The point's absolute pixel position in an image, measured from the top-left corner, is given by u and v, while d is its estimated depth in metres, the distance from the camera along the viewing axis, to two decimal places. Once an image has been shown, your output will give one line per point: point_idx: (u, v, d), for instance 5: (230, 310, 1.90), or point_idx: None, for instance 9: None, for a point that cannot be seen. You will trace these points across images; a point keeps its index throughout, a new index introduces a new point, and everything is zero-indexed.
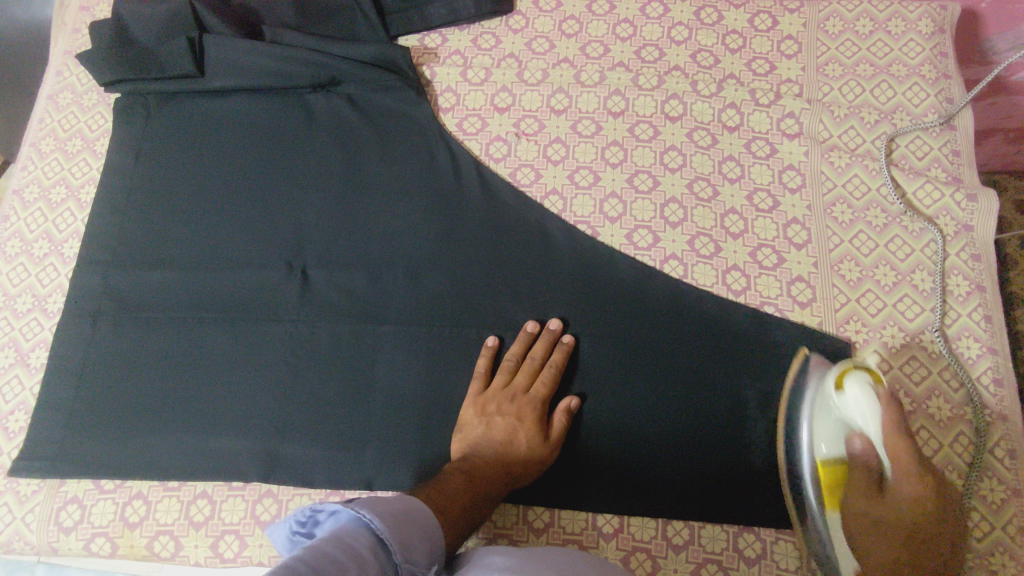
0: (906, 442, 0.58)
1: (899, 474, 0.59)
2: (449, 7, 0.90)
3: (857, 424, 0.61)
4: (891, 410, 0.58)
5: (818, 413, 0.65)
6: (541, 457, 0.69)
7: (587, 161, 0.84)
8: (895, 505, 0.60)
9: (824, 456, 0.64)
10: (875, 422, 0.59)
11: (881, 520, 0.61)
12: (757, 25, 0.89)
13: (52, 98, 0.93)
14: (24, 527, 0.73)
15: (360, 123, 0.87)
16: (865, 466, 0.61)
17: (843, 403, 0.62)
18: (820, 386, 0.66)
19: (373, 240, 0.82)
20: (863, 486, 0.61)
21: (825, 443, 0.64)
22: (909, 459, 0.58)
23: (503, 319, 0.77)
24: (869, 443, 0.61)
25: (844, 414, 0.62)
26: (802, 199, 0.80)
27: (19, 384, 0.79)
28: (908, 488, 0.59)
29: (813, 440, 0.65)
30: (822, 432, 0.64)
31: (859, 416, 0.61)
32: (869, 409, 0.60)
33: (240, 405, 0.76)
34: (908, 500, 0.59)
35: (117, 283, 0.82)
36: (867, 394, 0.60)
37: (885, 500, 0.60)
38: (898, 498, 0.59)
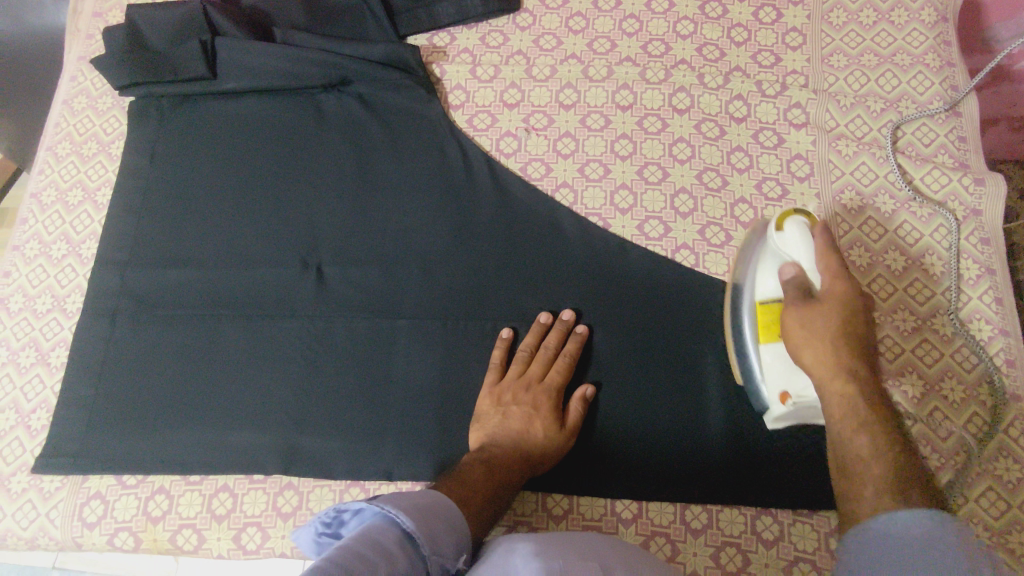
0: (835, 257, 0.59)
1: (831, 281, 0.59)
2: (457, 6, 0.91)
3: (791, 258, 0.62)
4: (822, 237, 0.60)
5: (762, 262, 0.66)
6: (559, 445, 0.70)
7: (597, 154, 0.85)
8: (831, 307, 0.57)
9: (764, 294, 0.65)
10: (811, 254, 0.60)
11: (825, 315, 0.57)
12: (761, 18, 0.90)
13: (67, 103, 0.95)
14: (48, 523, 0.74)
15: (372, 121, 0.88)
16: (795, 281, 0.60)
17: (781, 240, 0.63)
18: (764, 241, 0.67)
19: (388, 234, 0.83)
20: (795, 297, 0.59)
21: (766, 284, 0.65)
22: (836, 270, 0.59)
23: (518, 310, 0.78)
24: (802, 271, 0.60)
25: (779, 249, 0.63)
26: (811, 188, 0.81)
27: (41, 383, 0.80)
28: (833, 279, 0.59)
29: (753, 286, 0.67)
30: (765, 271, 0.65)
31: (794, 248, 0.62)
32: (801, 240, 0.61)
33: (259, 399, 0.77)
34: (840, 291, 0.58)
35: (134, 282, 0.83)
36: (801, 232, 0.61)
37: (820, 304, 0.58)
38: (827, 297, 0.58)
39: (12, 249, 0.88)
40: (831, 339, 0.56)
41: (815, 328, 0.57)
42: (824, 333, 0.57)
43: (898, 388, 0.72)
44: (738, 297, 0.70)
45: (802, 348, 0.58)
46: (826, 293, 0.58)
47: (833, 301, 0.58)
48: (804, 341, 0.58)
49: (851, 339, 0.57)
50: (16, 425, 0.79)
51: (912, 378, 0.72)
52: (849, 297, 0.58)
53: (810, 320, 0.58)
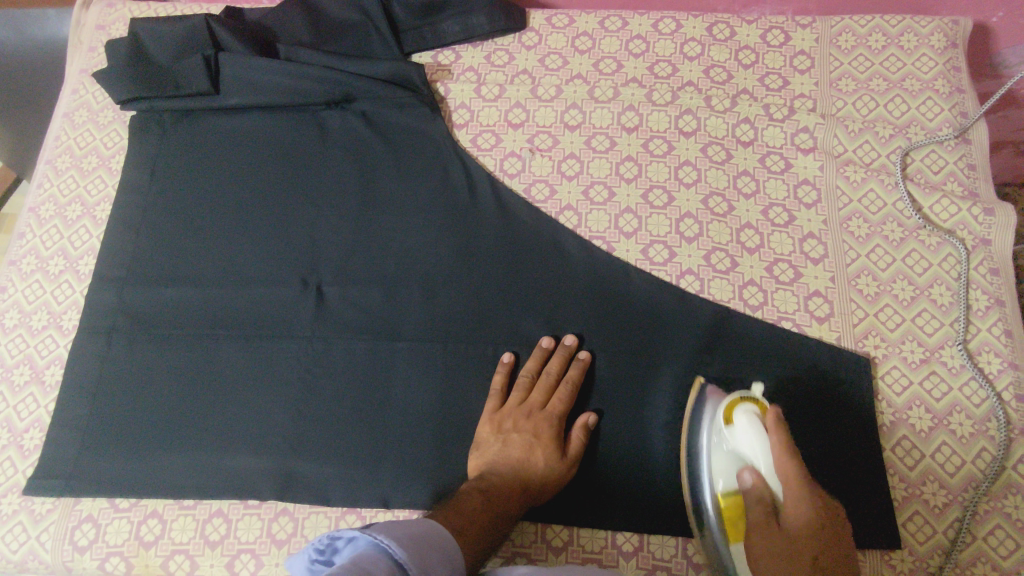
0: (789, 455, 0.57)
1: (788, 492, 0.56)
2: (462, 24, 0.90)
3: (749, 456, 0.62)
4: (772, 426, 0.58)
5: (712, 452, 0.66)
6: (559, 474, 0.69)
7: (602, 177, 0.84)
8: (795, 527, 0.54)
9: (721, 490, 0.64)
10: (764, 450, 0.60)
11: (787, 542, 0.54)
12: (769, 41, 0.89)
13: (68, 116, 0.94)
14: (38, 547, 0.73)
15: (374, 140, 0.87)
16: (760, 497, 0.58)
17: (732, 432, 0.63)
18: (714, 411, 0.67)
19: (389, 255, 0.82)
20: (761, 517, 0.57)
21: (722, 477, 0.64)
22: (795, 479, 0.56)
23: (520, 335, 0.77)
24: (760, 477, 0.59)
25: (734, 446, 0.63)
26: (818, 214, 0.80)
27: (35, 401, 0.79)
28: (791, 484, 0.56)
29: (710, 474, 0.66)
30: (718, 469, 0.65)
31: (749, 446, 0.61)
32: (753, 431, 0.61)
33: (255, 422, 0.75)
34: (803, 515, 0.54)
35: (131, 300, 0.82)
36: (751, 424, 0.61)
37: (785, 531, 0.55)
38: (794, 524, 0.54)
39: (8, 264, 0.87)
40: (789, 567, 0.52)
41: (775, 557, 0.54)
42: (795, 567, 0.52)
43: (904, 422, 0.71)
44: (697, 487, 0.67)
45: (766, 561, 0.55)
46: (786, 508, 0.56)
47: (799, 521, 0.54)
48: (766, 559, 0.55)
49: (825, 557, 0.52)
50: (8, 444, 0.78)
51: (919, 412, 0.71)
52: (813, 521, 0.54)
53: (773, 556, 0.54)
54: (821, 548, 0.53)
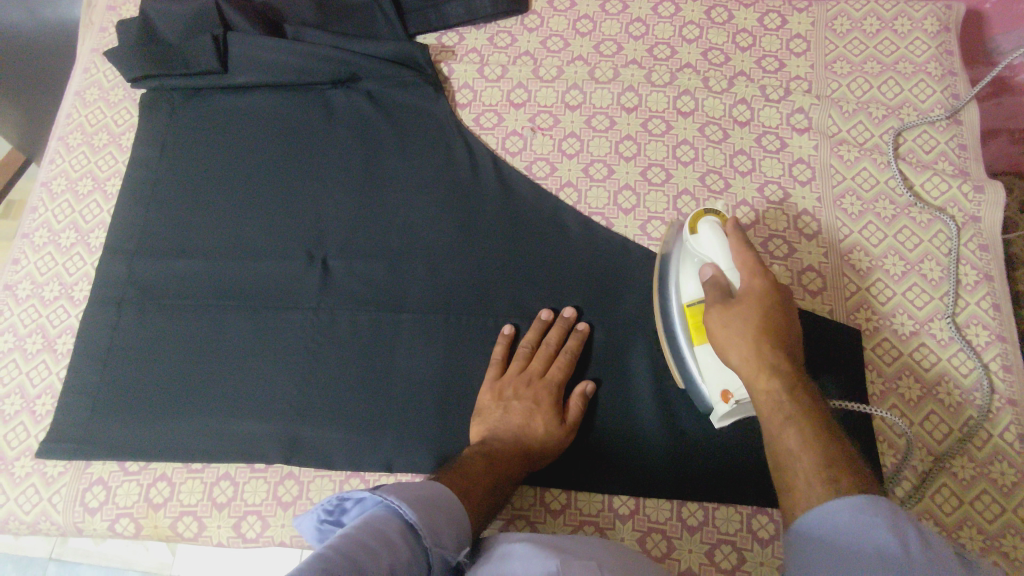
0: (749, 250, 0.61)
1: (749, 278, 0.59)
2: (466, 6, 0.92)
3: (707, 260, 0.64)
4: (735, 234, 0.63)
5: (681, 266, 0.68)
6: (558, 440, 0.71)
7: (601, 155, 0.86)
8: (748, 304, 0.58)
9: (688, 298, 0.67)
10: (723, 245, 0.62)
11: (742, 316, 0.57)
12: (767, 24, 0.91)
13: (79, 94, 0.96)
14: (51, 508, 0.75)
15: (379, 118, 0.89)
16: (718, 284, 0.61)
17: (695, 242, 0.65)
18: (682, 242, 0.69)
19: (393, 229, 0.84)
20: (716, 298, 0.60)
21: (689, 287, 0.67)
22: (751, 271, 0.59)
23: (520, 307, 0.79)
24: (719, 271, 0.62)
25: (697, 253, 0.65)
26: (812, 192, 0.82)
27: (47, 369, 0.81)
28: (752, 278, 0.59)
29: (677, 289, 0.69)
30: (686, 281, 0.67)
31: (710, 251, 0.63)
32: (716, 238, 0.63)
33: (261, 389, 0.77)
34: (756, 289, 0.58)
35: (141, 271, 0.84)
36: (713, 230, 0.63)
37: (738, 302, 0.58)
38: (744, 312, 0.58)
39: (20, 237, 0.89)
40: (749, 336, 0.56)
41: (734, 326, 0.57)
42: (753, 363, 0.55)
43: (894, 391, 0.73)
44: (666, 301, 0.71)
45: (722, 330, 0.58)
46: (744, 294, 0.59)
47: (748, 294, 0.58)
48: (727, 341, 0.58)
49: (776, 330, 0.56)
50: (21, 410, 0.79)
51: (909, 382, 0.73)
52: (767, 293, 0.58)
53: (730, 325, 0.57)
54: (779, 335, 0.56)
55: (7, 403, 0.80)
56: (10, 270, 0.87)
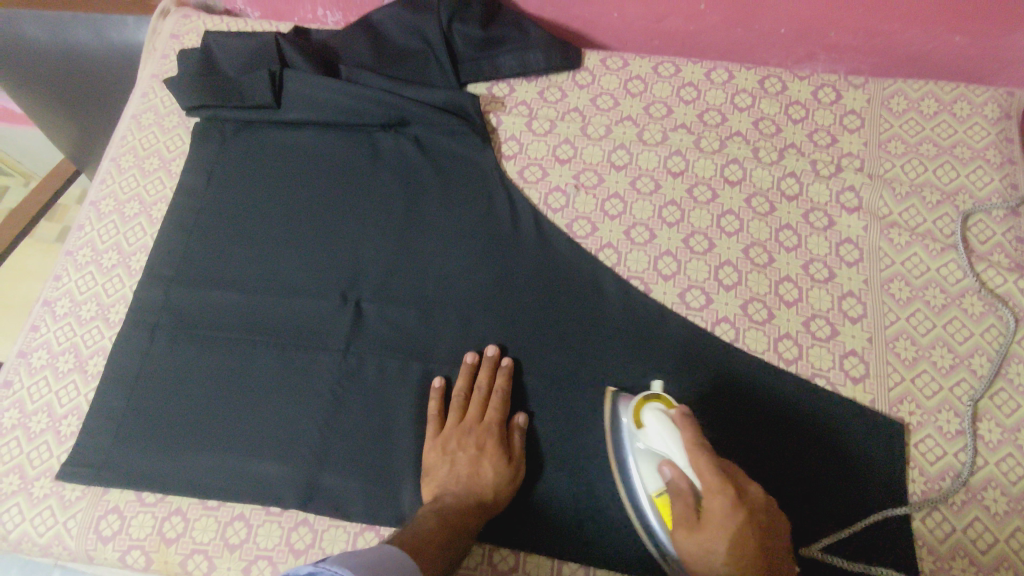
0: (707, 452, 0.60)
1: (708, 497, 0.57)
2: (519, 60, 0.93)
3: (664, 456, 0.64)
4: (686, 427, 0.62)
5: (637, 457, 0.68)
6: (509, 481, 0.71)
7: (644, 219, 0.85)
8: (715, 524, 0.56)
9: (652, 493, 0.66)
10: (680, 450, 0.62)
11: (712, 532, 0.56)
12: (821, 98, 0.90)
13: (135, 118, 0.98)
14: (65, 532, 0.74)
15: (424, 165, 0.90)
16: (683, 495, 0.60)
17: (642, 435, 0.66)
18: (628, 433, 0.70)
19: (429, 278, 0.84)
20: (682, 513, 0.59)
21: (652, 481, 0.66)
22: (715, 479, 0.57)
23: (551, 368, 0.78)
24: (677, 472, 0.61)
25: (647, 444, 0.66)
26: (859, 273, 0.80)
27: (75, 389, 0.81)
28: (715, 490, 0.57)
29: (642, 480, 0.67)
30: (642, 476, 0.67)
31: (661, 443, 0.64)
32: (664, 428, 0.64)
33: (284, 429, 0.77)
34: (720, 509, 0.56)
35: (179, 298, 0.85)
36: (664, 423, 0.64)
37: (704, 522, 0.57)
38: (713, 512, 0.57)
39: (64, 255, 0.90)
40: (725, 549, 0.55)
41: (699, 544, 0.57)
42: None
43: (936, 492, 0.69)
44: (632, 493, 0.69)
45: (692, 555, 0.57)
46: (709, 508, 0.57)
47: (715, 512, 0.56)
48: (700, 566, 0.56)
49: (750, 559, 0.55)
50: (46, 429, 0.79)
51: (953, 484, 0.69)
52: (734, 511, 0.56)
53: (700, 551, 0.56)
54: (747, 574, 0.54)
55: (33, 420, 0.80)
56: (52, 287, 0.88)
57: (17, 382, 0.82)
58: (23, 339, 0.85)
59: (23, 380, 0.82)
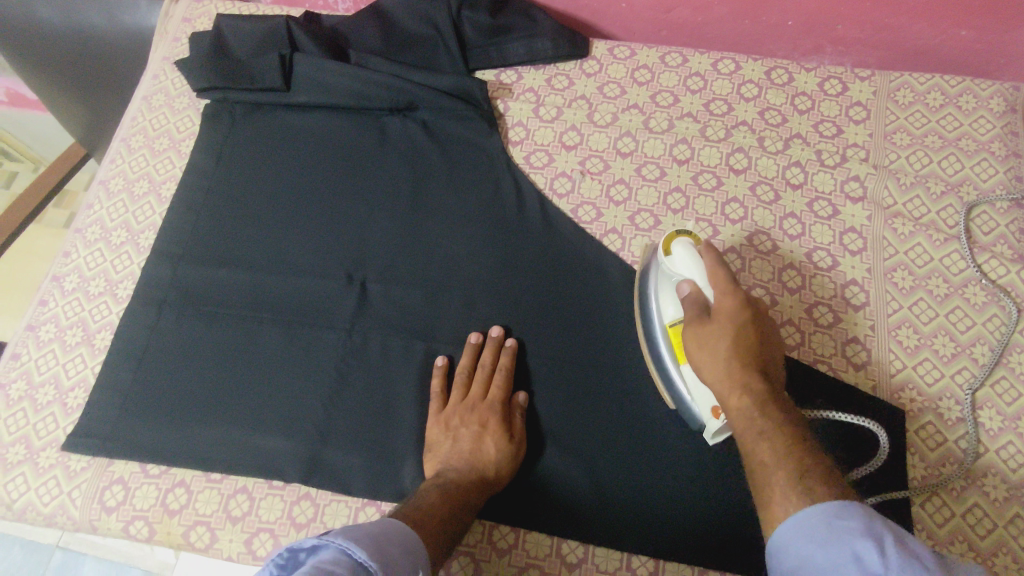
0: (724, 267, 0.64)
1: (721, 297, 0.62)
2: (528, 47, 0.94)
3: (682, 280, 0.68)
4: (707, 251, 0.66)
5: (660, 287, 0.72)
6: (510, 458, 0.71)
7: (649, 205, 0.86)
8: (722, 323, 0.61)
9: (669, 319, 0.70)
10: (700, 266, 0.66)
11: (715, 333, 0.61)
12: (827, 89, 0.90)
13: (146, 99, 0.99)
14: (69, 502, 0.75)
15: (432, 149, 0.91)
16: (696, 302, 0.64)
17: (669, 262, 0.70)
18: (659, 266, 0.73)
19: (434, 259, 0.85)
20: (693, 318, 0.64)
21: (671, 309, 0.70)
22: (728, 285, 0.62)
23: (554, 350, 0.79)
24: (695, 288, 0.65)
25: (671, 271, 0.70)
26: (863, 261, 0.80)
27: (82, 363, 0.82)
28: (729, 295, 0.62)
29: (661, 312, 0.72)
30: (665, 305, 0.71)
31: (684, 268, 0.67)
32: (688, 258, 0.67)
33: (288, 405, 0.78)
34: (730, 307, 0.61)
35: (187, 276, 0.86)
36: (687, 250, 0.67)
37: (711, 321, 0.62)
38: (721, 312, 0.62)
39: (74, 231, 0.91)
40: (726, 352, 0.60)
41: (708, 341, 0.61)
42: (721, 381, 0.60)
43: (937, 478, 0.69)
44: (650, 327, 0.74)
45: (703, 360, 0.62)
46: (719, 311, 0.62)
47: (723, 317, 0.61)
48: (705, 357, 0.61)
49: (749, 355, 0.60)
50: (52, 401, 0.80)
51: (954, 470, 0.69)
52: (738, 309, 0.61)
53: (706, 343, 0.61)
54: (749, 372, 0.59)
55: (40, 392, 0.81)
56: (61, 262, 0.89)
57: (26, 354, 0.83)
58: (31, 313, 0.86)
59: (32, 353, 0.83)
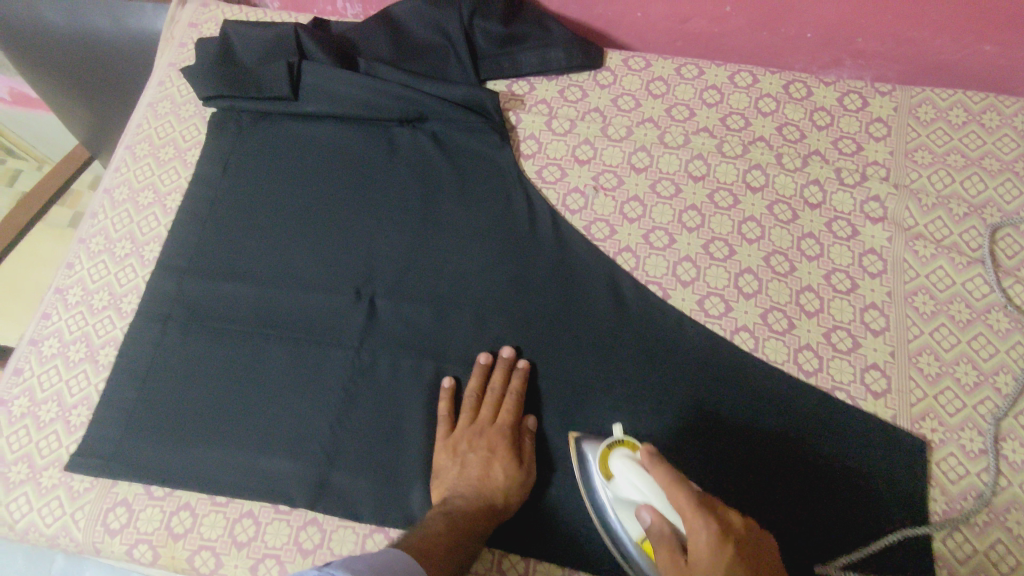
0: (682, 483, 0.55)
1: (689, 532, 0.53)
2: (540, 58, 0.92)
3: (631, 498, 0.63)
4: (650, 462, 0.58)
5: (620, 507, 0.65)
6: (519, 484, 0.70)
7: (664, 223, 0.84)
8: (700, 571, 0.51)
9: (638, 535, 0.64)
10: (652, 488, 0.60)
11: None
12: (847, 105, 0.88)
13: (152, 106, 0.97)
14: (72, 524, 0.74)
15: (442, 162, 0.89)
16: (668, 541, 0.55)
17: (614, 483, 0.65)
18: (594, 484, 0.68)
19: (443, 277, 0.83)
20: (667, 560, 0.55)
21: (633, 525, 0.65)
22: (691, 508, 0.53)
23: (566, 372, 0.77)
24: (655, 514, 0.59)
25: (619, 493, 0.65)
26: (883, 285, 0.78)
27: (86, 379, 0.81)
28: (704, 537, 0.52)
29: (625, 526, 0.65)
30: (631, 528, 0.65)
31: (634, 490, 0.62)
32: (636, 473, 0.62)
33: (295, 426, 0.76)
34: (706, 542, 0.51)
35: (192, 291, 0.84)
36: (629, 465, 0.63)
37: (690, 571, 0.52)
38: (697, 557, 0.52)
39: (77, 242, 0.89)
40: None
41: None
42: None
43: (958, 513, 0.68)
44: (605, 520, 0.68)
45: None
46: (693, 545, 0.52)
47: (699, 566, 0.51)
48: None
49: (754, 567, 0.51)
50: (55, 418, 0.79)
51: (976, 505, 0.68)
52: (714, 550, 0.51)
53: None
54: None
55: (43, 409, 0.79)
56: (64, 274, 0.87)
57: (28, 370, 0.82)
58: (34, 327, 0.85)
59: (34, 369, 0.82)
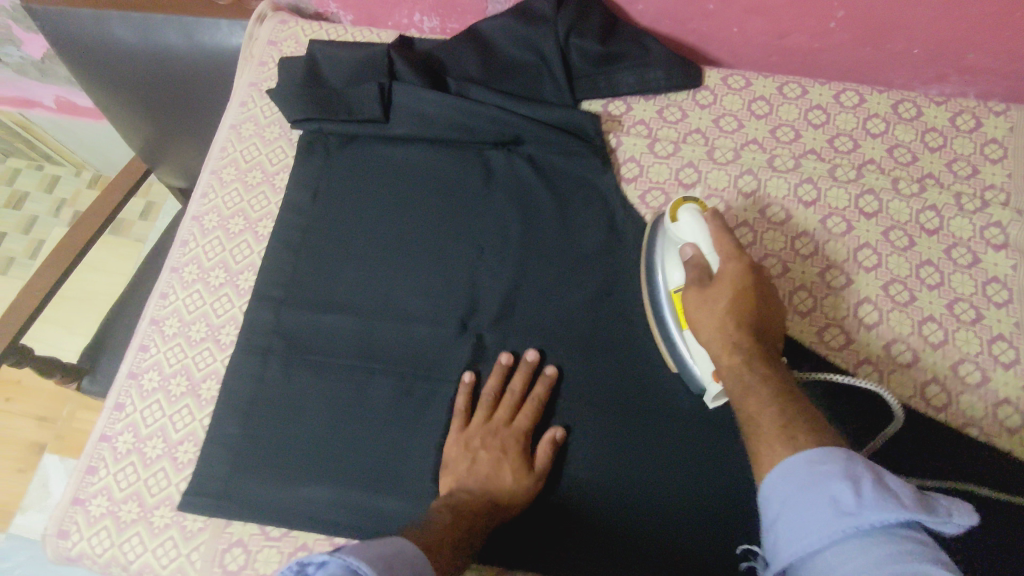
0: (730, 237, 0.68)
1: (726, 262, 0.66)
2: (639, 77, 0.89)
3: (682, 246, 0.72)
4: (712, 221, 0.69)
5: (665, 254, 0.74)
6: (526, 489, 0.71)
7: (776, 250, 0.82)
8: (722, 287, 0.65)
9: (674, 285, 0.72)
10: (704, 238, 0.69)
11: (717, 294, 0.64)
12: (960, 125, 0.86)
13: (235, 128, 0.95)
14: (188, 565, 0.73)
15: (541, 186, 0.87)
16: (699, 264, 0.68)
17: (675, 228, 0.72)
18: (666, 229, 0.76)
19: (551, 306, 0.81)
20: (694, 279, 0.67)
21: (677, 275, 0.72)
22: (731, 250, 0.67)
23: (685, 408, 0.75)
24: (698, 253, 0.69)
25: (675, 237, 0.72)
26: (1009, 315, 0.76)
27: (190, 415, 0.79)
28: (731, 260, 0.66)
29: (665, 276, 0.74)
30: (671, 267, 0.73)
31: (688, 233, 0.70)
32: (694, 219, 0.70)
33: (409, 465, 0.75)
34: (733, 274, 0.65)
35: (291, 322, 0.82)
36: (694, 217, 0.71)
37: (714, 284, 0.65)
38: (724, 277, 0.65)
39: (169, 271, 0.87)
40: (722, 312, 0.63)
41: (709, 300, 0.65)
42: (715, 328, 0.63)
43: None
44: (653, 288, 0.76)
45: (696, 311, 0.66)
46: (724, 274, 0.65)
47: (724, 279, 0.65)
48: (701, 315, 0.65)
49: (749, 306, 0.63)
50: (162, 456, 0.78)
51: None
52: (740, 275, 0.65)
53: (710, 298, 0.65)
54: (742, 316, 0.63)
55: (148, 446, 0.78)
56: (158, 304, 0.85)
57: (130, 405, 0.80)
58: (132, 360, 0.83)
59: (136, 404, 0.80)
